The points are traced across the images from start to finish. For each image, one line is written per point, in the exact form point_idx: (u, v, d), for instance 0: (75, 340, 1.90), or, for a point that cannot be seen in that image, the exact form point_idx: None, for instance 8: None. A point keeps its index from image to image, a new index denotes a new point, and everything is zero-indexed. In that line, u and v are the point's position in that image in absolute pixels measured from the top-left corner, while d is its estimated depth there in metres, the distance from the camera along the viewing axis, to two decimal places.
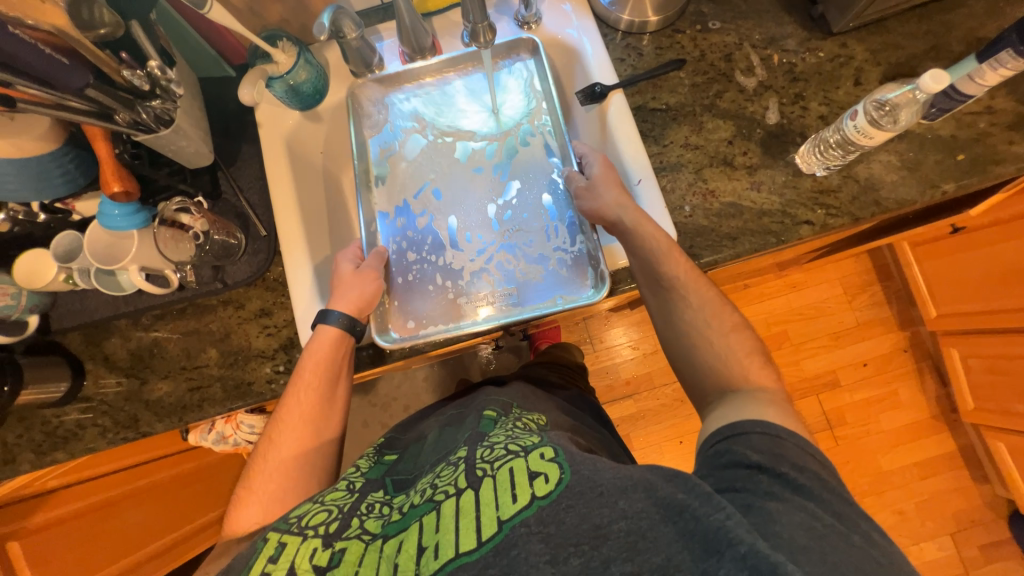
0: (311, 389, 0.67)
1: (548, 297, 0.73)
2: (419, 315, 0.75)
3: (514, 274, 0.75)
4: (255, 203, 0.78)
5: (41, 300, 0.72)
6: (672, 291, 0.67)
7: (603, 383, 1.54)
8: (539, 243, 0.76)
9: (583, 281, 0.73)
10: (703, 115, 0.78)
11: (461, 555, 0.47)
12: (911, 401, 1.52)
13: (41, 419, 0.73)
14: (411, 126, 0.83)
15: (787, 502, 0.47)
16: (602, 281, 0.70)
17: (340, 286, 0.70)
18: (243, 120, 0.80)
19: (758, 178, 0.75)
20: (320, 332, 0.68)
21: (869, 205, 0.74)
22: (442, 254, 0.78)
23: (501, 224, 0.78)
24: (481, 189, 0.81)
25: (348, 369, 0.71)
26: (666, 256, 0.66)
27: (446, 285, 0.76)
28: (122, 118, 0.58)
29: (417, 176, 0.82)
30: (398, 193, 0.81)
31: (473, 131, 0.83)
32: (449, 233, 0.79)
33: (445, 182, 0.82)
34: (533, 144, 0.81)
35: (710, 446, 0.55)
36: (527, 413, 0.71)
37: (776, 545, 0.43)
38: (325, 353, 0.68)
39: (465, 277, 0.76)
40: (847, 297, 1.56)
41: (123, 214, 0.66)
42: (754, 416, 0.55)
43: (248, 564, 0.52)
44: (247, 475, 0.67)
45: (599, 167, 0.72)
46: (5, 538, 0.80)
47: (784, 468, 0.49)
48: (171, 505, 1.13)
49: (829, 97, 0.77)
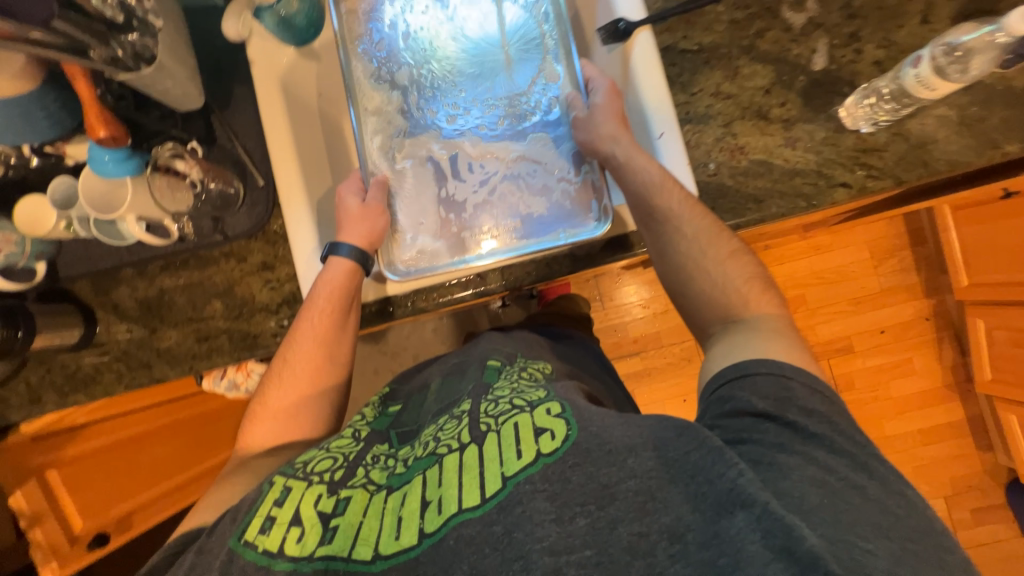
0: (323, 317, 0.66)
1: (550, 231, 0.67)
2: (423, 247, 0.68)
3: (517, 206, 0.68)
4: (252, 149, 0.74)
5: (46, 248, 0.71)
6: (666, 223, 0.62)
7: (611, 341, 1.53)
8: (543, 172, 0.68)
9: (586, 215, 0.67)
10: (739, 58, 0.70)
11: (464, 510, 0.48)
12: (924, 368, 1.49)
13: (61, 363, 0.76)
14: (395, 26, 0.71)
15: (798, 455, 0.46)
16: (606, 216, 0.66)
17: (351, 221, 0.66)
18: (236, 57, 0.74)
19: (795, 134, 0.68)
20: (332, 263, 0.67)
21: (917, 165, 0.66)
22: (443, 184, 0.69)
23: (502, 154, 0.69)
24: (482, 118, 0.70)
25: (358, 303, 0.69)
26: (658, 187, 0.62)
27: (447, 218, 0.68)
28: (98, 54, 0.54)
29: (404, 102, 0.70)
30: (387, 110, 0.70)
31: (465, 30, 0.71)
32: (449, 161, 0.69)
33: (443, 109, 0.70)
34: (526, 52, 0.70)
35: (711, 392, 0.53)
36: (533, 362, 0.69)
37: (788, 506, 0.42)
38: (340, 283, 0.66)
39: (469, 210, 0.68)
40: (873, 261, 1.47)
41: (114, 161, 0.63)
42: (760, 355, 0.53)
43: (254, 505, 0.53)
44: (260, 393, 0.69)
45: (604, 95, 0.66)
46: (44, 468, 0.89)
47: (791, 414, 0.48)
48: (198, 436, 1.20)
49: (889, 39, 0.68)
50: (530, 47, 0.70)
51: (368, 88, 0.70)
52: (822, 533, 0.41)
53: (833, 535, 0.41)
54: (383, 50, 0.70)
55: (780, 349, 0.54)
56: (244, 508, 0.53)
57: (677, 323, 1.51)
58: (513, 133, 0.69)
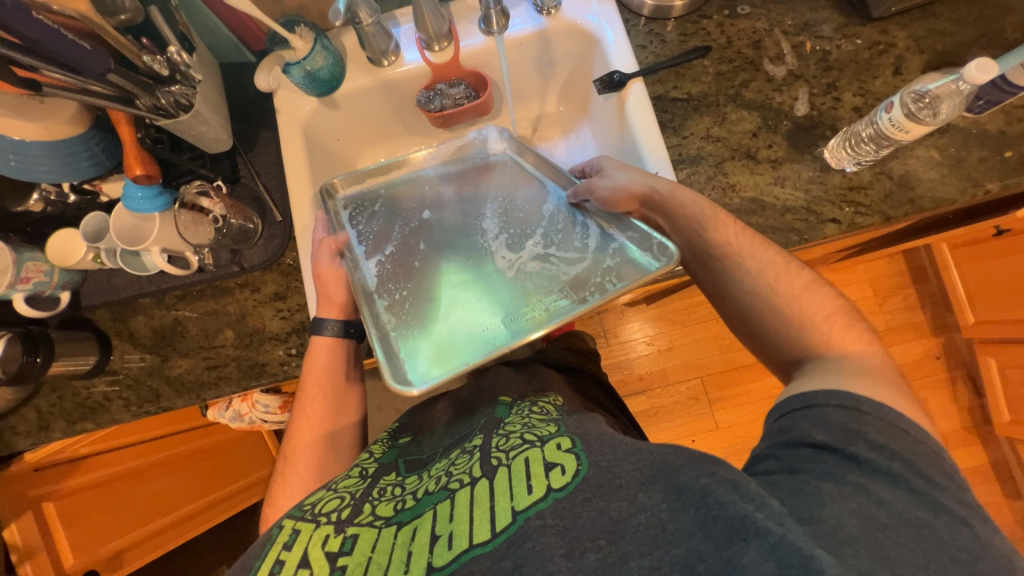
0: (318, 394, 0.69)
1: (600, 279, 0.60)
2: (459, 355, 0.57)
3: (558, 281, 0.62)
4: (272, 187, 0.79)
5: (72, 278, 0.75)
6: (725, 258, 0.63)
7: (616, 378, 1.52)
8: (566, 240, 0.67)
9: (645, 254, 0.59)
10: (726, 106, 0.75)
11: (473, 546, 0.47)
12: (940, 410, 1.45)
13: (73, 390, 0.77)
14: (396, 197, 0.76)
15: (850, 485, 0.44)
16: (666, 249, 0.57)
17: (323, 285, 0.69)
18: (262, 106, 0.82)
19: (783, 173, 0.72)
20: (316, 342, 0.70)
21: (903, 203, 0.69)
22: (475, 304, 0.63)
23: (510, 252, 0.68)
24: (494, 247, 0.70)
25: (351, 372, 0.71)
26: (712, 220, 0.64)
27: (488, 327, 0.60)
28: (143, 103, 0.60)
29: (391, 236, 0.72)
30: (399, 257, 0.70)
31: (455, 194, 0.77)
32: (472, 281, 0.66)
33: (431, 247, 0.71)
34: (511, 191, 0.75)
35: (774, 420, 0.52)
36: (543, 395, 0.69)
37: (817, 534, 0.41)
38: (324, 361, 0.69)
39: (505, 309, 0.61)
40: (877, 299, 1.48)
41: (146, 197, 0.68)
42: (833, 385, 0.50)
43: (263, 550, 0.54)
44: (272, 494, 0.69)
45: (612, 164, 0.70)
46: (40, 500, 0.88)
47: (856, 448, 0.46)
48: (196, 474, 1.18)
49: (865, 88, 0.73)
50: (512, 183, 0.76)
51: (377, 248, 0.71)
52: (850, 563, 0.39)
53: (864, 566, 0.39)
54: (380, 210, 0.75)
55: (871, 386, 0.50)
56: (254, 554, 0.54)
57: (683, 360, 1.51)
58: (524, 235, 0.70)
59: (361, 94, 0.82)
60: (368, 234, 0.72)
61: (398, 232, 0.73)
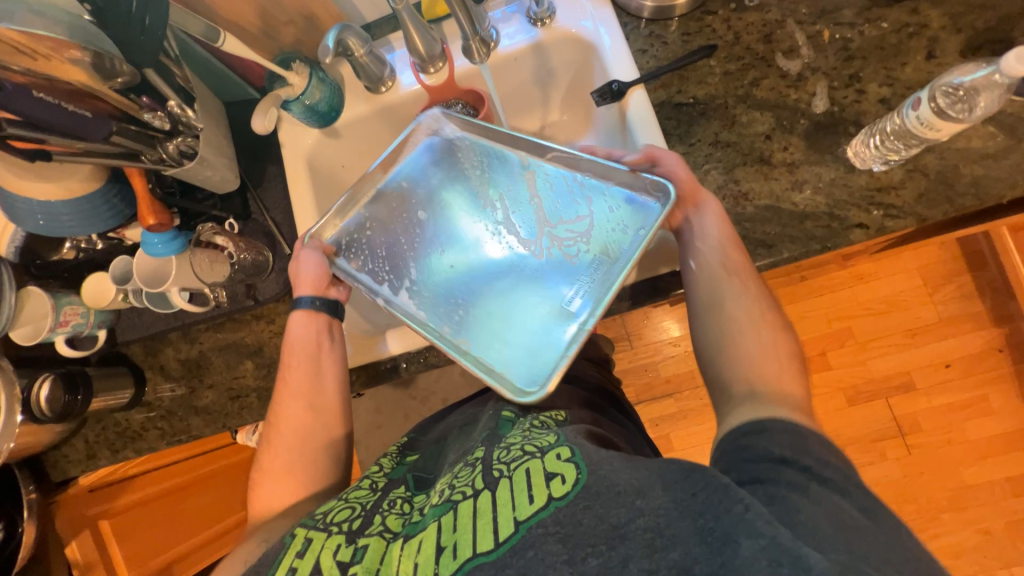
0: (302, 368, 0.69)
1: (609, 227, 0.64)
2: (536, 368, 0.59)
3: (569, 250, 0.67)
4: (280, 221, 0.81)
5: (106, 317, 0.81)
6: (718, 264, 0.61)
7: (643, 381, 1.48)
8: (566, 203, 0.68)
9: (648, 196, 0.62)
10: (736, 107, 0.70)
11: (479, 555, 0.46)
12: (1004, 407, 1.32)
13: (114, 421, 0.83)
14: (399, 223, 0.73)
15: (815, 497, 0.42)
16: (659, 187, 0.59)
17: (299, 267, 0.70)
18: (268, 141, 0.84)
19: (800, 177, 0.67)
20: (297, 318, 0.70)
21: (941, 201, 0.63)
22: (513, 306, 0.66)
23: (512, 236, 0.72)
24: (497, 234, 0.73)
25: (336, 348, 0.71)
26: (720, 226, 0.62)
27: (551, 331, 0.62)
28: (148, 157, 0.63)
29: (405, 258, 0.72)
30: (428, 278, 0.70)
31: (443, 197, 0.75)
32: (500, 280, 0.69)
33: (439, 259, 0.72)
34: (490, 179, 0.74)
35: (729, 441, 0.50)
36: (547, 410, 0.66)
37: (800, 535, 0.40)
38: (307, 335, 0.70)
39: (532, 298, 0.66)
40: (927, 290, 1.36)
41: (163, 241, 0.71)
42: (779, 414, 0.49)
43: (276, 559, 0.54)
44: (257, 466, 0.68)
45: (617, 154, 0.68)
46: (96, 517, 0.92)
47: (809, 460, 0.45)
48: (221, 494, 1.25)
49: (893, 76, 0.66)
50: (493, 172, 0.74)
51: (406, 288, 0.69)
52: (834, 556, 0.38)
53: (847, 561, 0.38)
54: (386, 240, 0.72)
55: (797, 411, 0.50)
56: (268, 562, 0.54)
57: None
58: (517, 213, 0.72)
59: (361, 122, 0.83)
60: (377, 267, 0.71)
61: (406, 259, 0.71)
